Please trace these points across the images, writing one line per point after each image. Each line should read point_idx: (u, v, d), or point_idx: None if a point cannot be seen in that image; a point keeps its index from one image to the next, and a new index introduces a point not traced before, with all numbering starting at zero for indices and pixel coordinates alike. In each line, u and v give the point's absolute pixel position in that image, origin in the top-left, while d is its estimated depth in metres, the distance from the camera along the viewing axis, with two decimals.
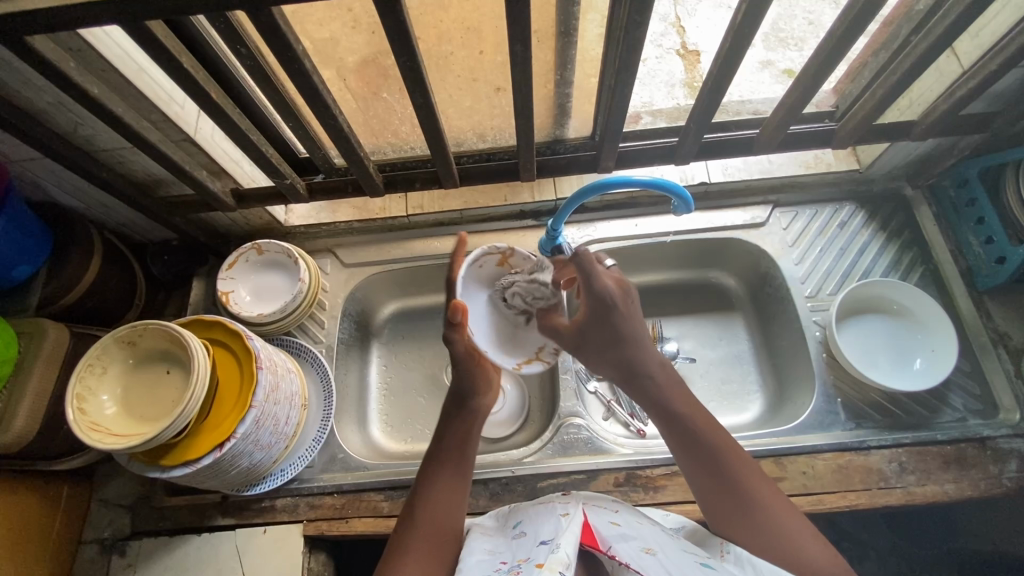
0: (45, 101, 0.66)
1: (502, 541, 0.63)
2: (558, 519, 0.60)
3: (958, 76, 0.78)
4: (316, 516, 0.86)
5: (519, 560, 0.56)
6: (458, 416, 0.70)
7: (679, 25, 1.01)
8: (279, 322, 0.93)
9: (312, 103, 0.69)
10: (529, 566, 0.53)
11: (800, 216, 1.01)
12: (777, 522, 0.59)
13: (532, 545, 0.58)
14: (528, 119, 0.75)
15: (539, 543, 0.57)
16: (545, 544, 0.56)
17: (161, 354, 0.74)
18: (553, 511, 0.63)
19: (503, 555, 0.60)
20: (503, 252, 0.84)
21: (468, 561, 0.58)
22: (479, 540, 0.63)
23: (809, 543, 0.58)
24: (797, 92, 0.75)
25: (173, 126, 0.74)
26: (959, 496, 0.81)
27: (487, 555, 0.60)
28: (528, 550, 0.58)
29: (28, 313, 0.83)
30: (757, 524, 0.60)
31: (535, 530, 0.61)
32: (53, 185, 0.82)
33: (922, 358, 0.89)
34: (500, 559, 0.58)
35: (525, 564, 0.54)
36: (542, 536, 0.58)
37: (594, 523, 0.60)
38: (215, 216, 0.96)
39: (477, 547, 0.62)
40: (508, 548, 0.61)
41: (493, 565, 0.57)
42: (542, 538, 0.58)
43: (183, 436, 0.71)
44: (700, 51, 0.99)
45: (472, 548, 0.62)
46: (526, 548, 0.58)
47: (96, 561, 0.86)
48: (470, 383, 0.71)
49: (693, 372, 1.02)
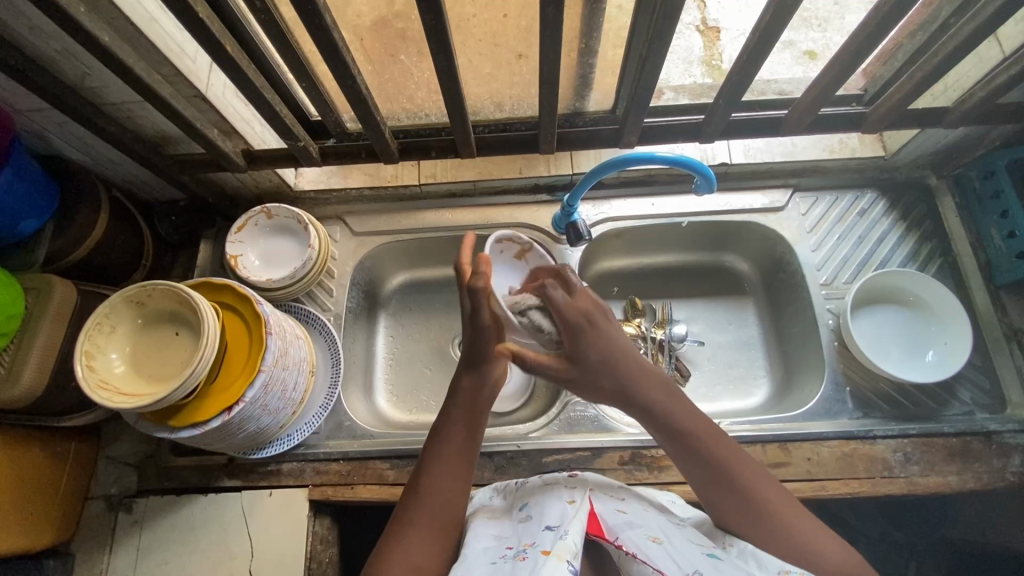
0: (52, 49, 0.64)
1: (507, 524, 0.63)
2: (563, 505, 0.60)
3: (998, 62, 0.75)
4: (323, 481, 0.87)
5: (525, 545, 0.57)
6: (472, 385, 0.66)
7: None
8: (289, 288, 0.92)
9: (330, 61, 0.66)
10: (535, 552, 0.53)
11: (820, 201, 0.99)
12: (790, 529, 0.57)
13: (537, 529, 0.58)
14: (553, 87, 0.72)
15: (544, 528, 0.57)
16: (551, 529, 0.56)
17: (171, 316, 0.74)
18: (559, 496, 0.63)
19: (508, 539, 0.60)
20: (523, 244, 0.83)
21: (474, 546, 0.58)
22: (484, 525, 0.63)
23: (825, 543, 0.57)
24: (832, 72, 0.72)
25: (185, 81, 0.71)
26: (961, 487, 0.81)
27: (493, 540, 0.60)
28: (533, 534, 0.58)
29: (33, 269, 0.81)
30: (769, 530, 0.58)
31: (540, 513, 0.61)
32: (60, 138, 0.79)
33: (935, 350, 0.89)
34: (506, 544, 0.58)
35: (532, 550, 0.54)
36: (547, 521, 0.58)
37: (600, 512, 0.60)
38: (225, 177, 0.93)
39: (482, 533, 0.62)
40: (513, 532, 0.61)
41: (500, 550, 0.57)
42: (547, 523, 0.58)
43: (191, 398, 0.71)
44: (721, 28, 0.95)
45: (476, 533, 0.62)
46: (530, 533, 0.58)
47: (103, 516, 0.87)
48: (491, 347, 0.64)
49: (700, 355, 1.02)
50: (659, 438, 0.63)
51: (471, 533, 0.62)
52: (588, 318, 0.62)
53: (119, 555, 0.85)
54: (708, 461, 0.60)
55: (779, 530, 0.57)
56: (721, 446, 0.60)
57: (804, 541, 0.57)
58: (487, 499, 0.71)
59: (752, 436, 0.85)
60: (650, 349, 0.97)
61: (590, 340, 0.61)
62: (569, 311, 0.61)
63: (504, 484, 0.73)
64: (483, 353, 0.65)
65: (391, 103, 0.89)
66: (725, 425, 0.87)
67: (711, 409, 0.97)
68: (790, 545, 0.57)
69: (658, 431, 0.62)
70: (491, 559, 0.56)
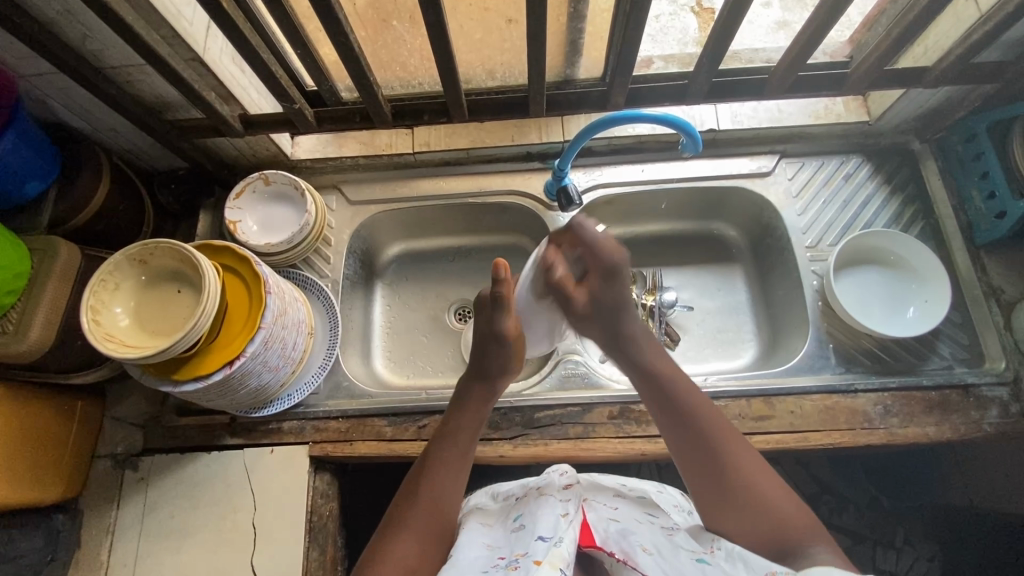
0: (53, 10, 0.66)
1: (501, 535, 0.68)
2: (556, 515, 0.65)
3: (974, 20, 0.77)
4: (322, 438, 0.90)
5: (517, 554, 0.62)
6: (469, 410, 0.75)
7: None
8: (287, 253, 0.94)
9: (324, 19, 0.68)
10: (527, 562, 0.59)
11: (807, 166, 1.01)
12: (774, 515, 0.63)
13: (530, 539, 0.63)
14: (541, 48, 0.74)
15: (536, 538, 0.62)
16: (543, 539, 0.62)
17: (173, 274, 0.76)
18: (551, 505, 0.67)
19: (502, 549, 0.65)
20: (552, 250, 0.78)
21: (466, 555, 0.64)
22: (479, 534, 0.69)
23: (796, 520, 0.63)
24: (810, 31, 0.75)
25: (183, 43, 0.73)
26: (939, 438, 0.84)
27: (485, 550, 0.65)
28: (526, 543, 0.63)
29: (39, 231, 0.84)
30: (753, 517, 0.63)
31: (532, 523, 0.66)
32: (62, 104, 0.81)
33: (915, 307, 0.92)
34: (498, 554, 0.64)
35: (523, 560, 0.60)
36: (540, 531, 0.63)
37: (592, 522, 0.67)
38: (223, 144, 0.95)
39: (477, 541, 0.67)
40: (506, 542, 0.66)
41: (492, 560, 0.63)
42: (539, 533, 0.63)
43: (193, 352, 0.74)
44: (714, 11, 0.98)
45: (471, 541, 0.67)
46: (523, 542, 0.64)
47: (111, 474, 0.90)
48: (497, 362, 0.77)
49: (689, 319, 1.04)
50: (657, 411, 0.71)
51: (465, 541, 0.67)
52: (614, 272, 0.74)
53: (126, 510, 0.88)
54: (704, 446, 0.67)
55: (755, 512, 0.63)
56: (706, 416, 0.68)
57: (773, 514, 0.63)
58: (485, 503, 0.78)
59: (738, 391, 0.88)
60: (640, 314, 0.99)
61: (607, 287, 0.75)
62: (601, 252, 0.74)
63: (499, 488, 0.80)
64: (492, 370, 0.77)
65: (385, 71, 0.91)
66: (713, 380, 0.90)
67: (700, 371, 1.00)
68: (764, 524, 0.62)
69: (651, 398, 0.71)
70: (483, 569, 0.61)
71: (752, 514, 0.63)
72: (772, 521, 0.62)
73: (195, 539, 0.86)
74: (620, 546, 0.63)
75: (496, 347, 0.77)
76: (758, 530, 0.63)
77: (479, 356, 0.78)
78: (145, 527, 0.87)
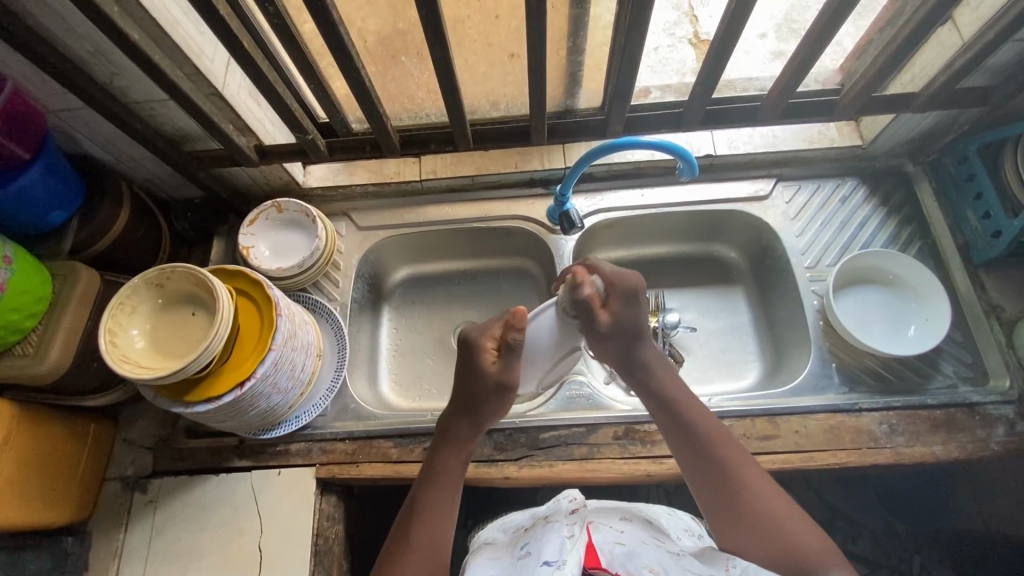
0: (85, 50, 0.70)
1: (509, 563, 0.71)
2: (561, 539, 0.67)
3: (957, 49, 0.80)
4: (329, 460, 0.90)
5: None
6: (454, 443, 0.73)
7: (692, 14, 1.03)
8: (297, 278, 0.97)
9: (337, 55, 0.72)
10: None
11: (803, 189, 1.03)
12: (793, 539, 0.63)
13: (536, 565, 0.65)
14: (541, 80, 0.78)
15: (542, 563, 0.64)
16: (547, 564, 0.64)
17: (188, 298, 0.79)
18: (556, 531, 0.69)
19: None
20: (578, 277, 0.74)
21: None
22: (488, 566, 0.72)
23: (810, 540, 0.63)
24: (798, 60, 0.78)
25: (204, 79, 0.77)
26: (946, 457, 0.84)
27: None
28: (531, 570, 0.65)
29: (61, 257, 0.87)
30: (771, 544, 0.64)
31: (539, 549, 0.67)
32: (88, 138, 0.86)
33: (916, 326, 0.92)
34: None
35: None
36: (545, 556, 0.65)
37: (599, 543, 0.73)
38: (237, 173, 0.99)
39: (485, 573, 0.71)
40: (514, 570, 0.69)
41: None
42: (544, 558, 0.65)
43: (205, 374, 0.75)
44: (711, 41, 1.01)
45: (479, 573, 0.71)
46: (529, 568, 0.66)
47: (120, 496, 0.91)
48: (485, 407, 0.71)
49: (692, 341, 1.05)
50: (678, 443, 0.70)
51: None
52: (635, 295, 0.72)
53: (134, 533, 0.88)
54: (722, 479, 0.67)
55: (773, 541, 0.64)
56: (724, 447, 0.68)
57: (791, 541, 0.63)
58: (495, 537, 0.79)
59: (742, 411, 0.88)
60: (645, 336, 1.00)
61: (632, 311, 0.72)
62: (620, 277, 0.73)
63: (507, 519, 0.81)
64: (479, 406, 0.72)
65: (394, 103, 0.95)
66: (717, 401, 0.90)
67: (705, 392, 1.00)
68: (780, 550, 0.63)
69: (665, 421, 0.71)
70: None
71: (768, 542, 0.64)
72: (787, 549, 0.63)
73: (202, 562, 0.86)
74: (626, 568, 0.69)
75: (493, 396, 0.71)
76: (769, 548, 0.64)
77: (477, 400, 0.71)
78: (153, 551, 0.87)
